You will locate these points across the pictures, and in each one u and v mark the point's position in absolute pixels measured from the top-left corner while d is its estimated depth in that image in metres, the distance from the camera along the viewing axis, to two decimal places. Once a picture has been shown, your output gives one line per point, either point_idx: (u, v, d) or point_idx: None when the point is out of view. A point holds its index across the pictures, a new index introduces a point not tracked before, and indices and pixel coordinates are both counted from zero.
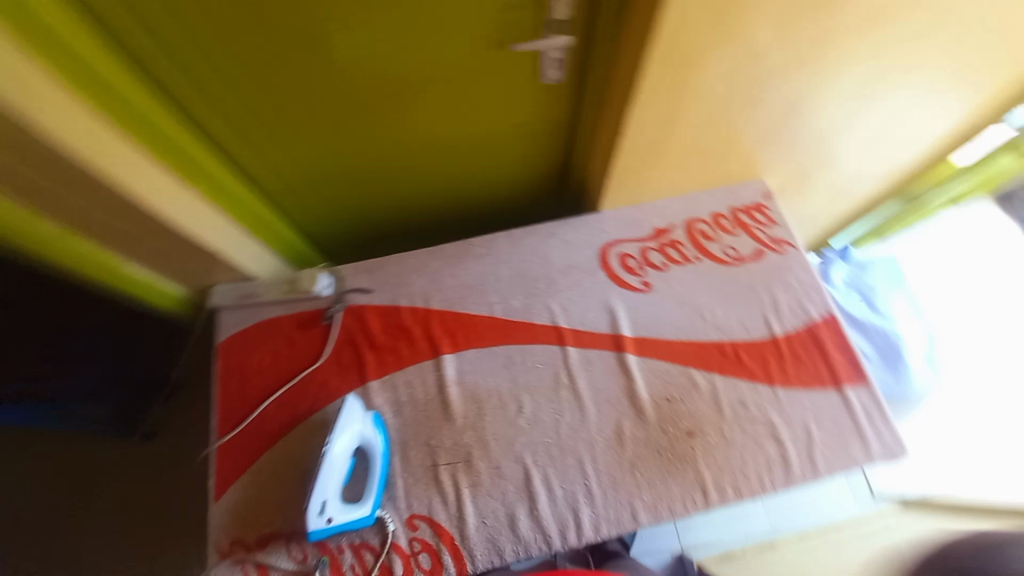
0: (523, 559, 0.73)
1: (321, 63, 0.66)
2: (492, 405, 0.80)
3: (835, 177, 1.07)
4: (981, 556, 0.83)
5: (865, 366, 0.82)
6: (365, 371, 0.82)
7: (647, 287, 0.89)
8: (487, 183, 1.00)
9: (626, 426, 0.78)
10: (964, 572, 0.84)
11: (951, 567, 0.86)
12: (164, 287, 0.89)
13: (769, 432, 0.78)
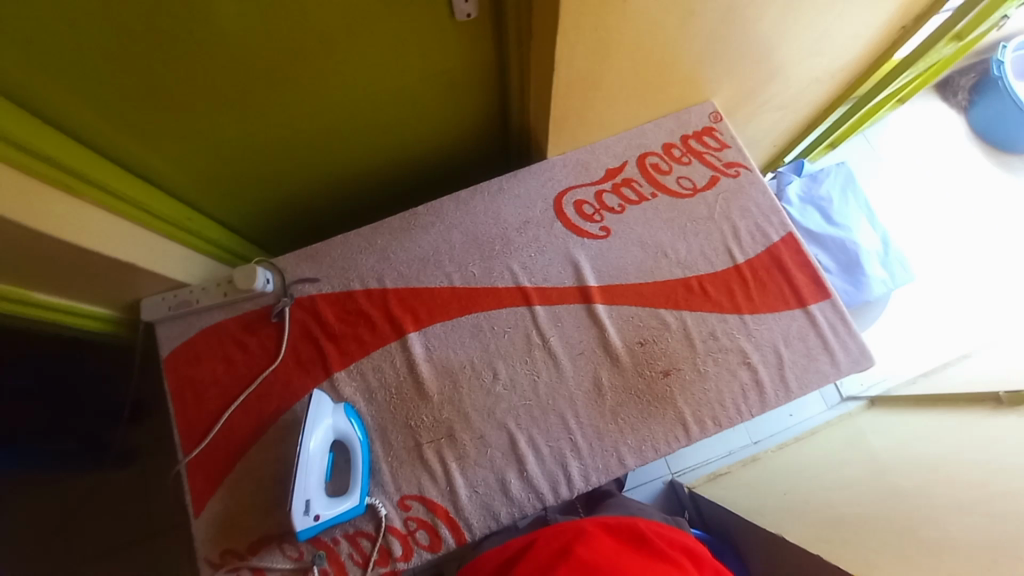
0: (520, 519, 0.74)
1: (188, 21, 0.56)
2: (466, 376, 0.78)
3: (781, 88, 1.04)
4: (944, 444, 0.90)
5: (827, 280, 0.84)
6: (329, 363, 0.78)
7: (607, 233, 0.86)
8: (423, 141, 0.92)
9: (603, 375, 0.78)
10: (925, 456, 0.91)
11: (913, 453, 0.93)
12: (89, 311, 0.80)
13: (741, 359, 0.79)
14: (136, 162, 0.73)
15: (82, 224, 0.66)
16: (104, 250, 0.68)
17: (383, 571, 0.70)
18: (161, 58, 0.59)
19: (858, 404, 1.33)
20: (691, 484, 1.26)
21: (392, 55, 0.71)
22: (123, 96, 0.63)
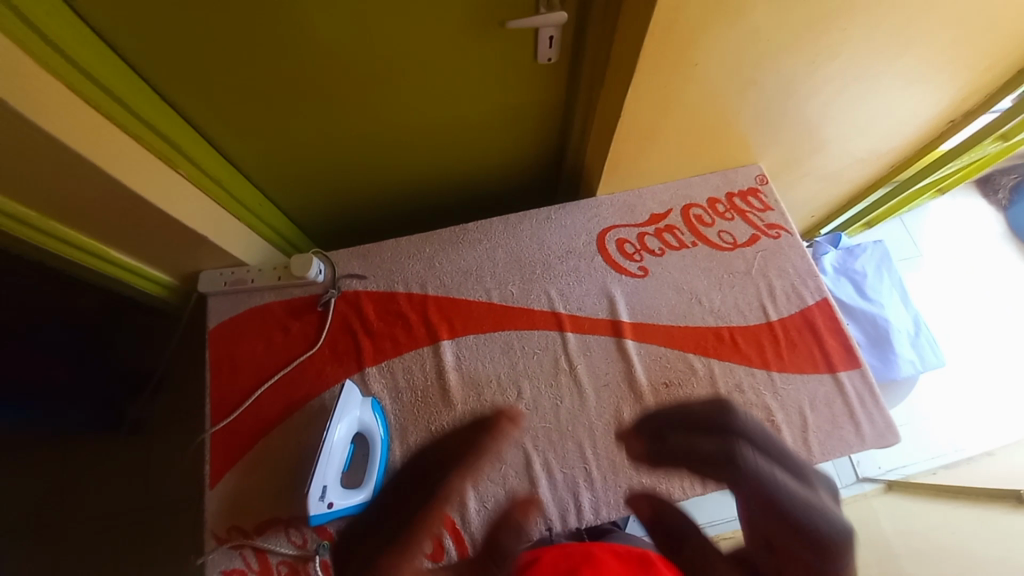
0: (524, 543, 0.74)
1: (303, 32, 0.63)
2: (492, 390, 0.79)
3: (827, 162, 1.08)
4: (968, 541, 0.86)
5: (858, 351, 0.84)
6: (362, 358, 0.81)
7: (644, 273, 0.89)
8: (481, 165, 0.98)
9: (625, 411, 0.79)
10: (947, 551, 0.87)
11: (934, 547, 0.89)
12: (151, 275, 0.86)
13: (765, 416, 0.79)
14: (224, 145, 0.80)
15: (169, 191, 0.72)
16: (181, 217, 0.74)
17: None
18: (272, 58, 0.66)
19: (874, 486, 1.25)
20: None
21: (471, 83, 0.77)
22: (230, 86, 0.70)
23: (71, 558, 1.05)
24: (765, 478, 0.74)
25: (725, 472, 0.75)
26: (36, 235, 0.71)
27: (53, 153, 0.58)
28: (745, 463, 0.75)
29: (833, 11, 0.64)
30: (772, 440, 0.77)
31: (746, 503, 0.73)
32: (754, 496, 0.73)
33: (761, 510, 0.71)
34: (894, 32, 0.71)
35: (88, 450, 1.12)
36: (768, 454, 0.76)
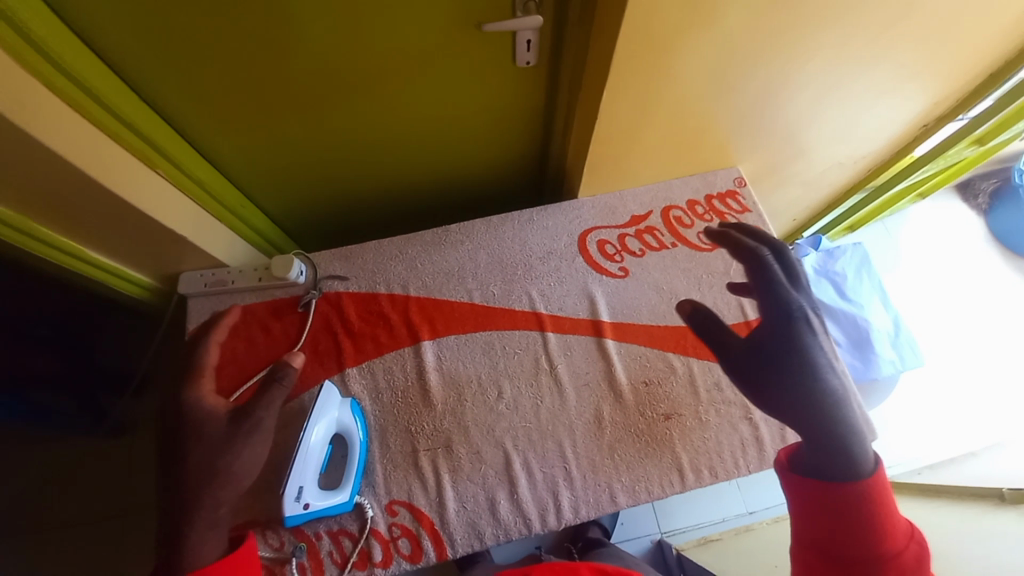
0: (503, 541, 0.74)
1: (282, 35, 0.64)
2: (472, 390, 0.80)
3: (806, 167, 1.10)
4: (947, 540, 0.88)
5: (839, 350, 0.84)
6: (342, 358, 0.81)
7: (625, 274, 0.90)
8: (465, 168, 0.99)
9: (605, 410, 0.79)
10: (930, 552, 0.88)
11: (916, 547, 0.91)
12: (131, 275, 0.86)
13: (743, 414, 0.79)
14: (206, 147, 0.81)
15: (154, 193, 0.73)
16: (164, 219, 0.74)
17: (359, 574, 0.69)
18: (251, 58, 0.67)
19: None
20: (680, 547, 1.33)
21: (451, 86, 0.78)
22: (211, 88, 0.70)
23: (48, 566, 1.03)
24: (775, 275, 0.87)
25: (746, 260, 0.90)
26: (13, 236, 0.71)
27: (29, 153, 0.58)
28: (766, 262, 0.88)
29: (803, 17, 0.66)
30: (800, 272, 0.87)
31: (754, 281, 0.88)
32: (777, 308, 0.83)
33: (778, 300, 0.84)
34: (864, 39, 0.73)
35: (68, 455, 1.10)
36: (792, 273, 0.87)
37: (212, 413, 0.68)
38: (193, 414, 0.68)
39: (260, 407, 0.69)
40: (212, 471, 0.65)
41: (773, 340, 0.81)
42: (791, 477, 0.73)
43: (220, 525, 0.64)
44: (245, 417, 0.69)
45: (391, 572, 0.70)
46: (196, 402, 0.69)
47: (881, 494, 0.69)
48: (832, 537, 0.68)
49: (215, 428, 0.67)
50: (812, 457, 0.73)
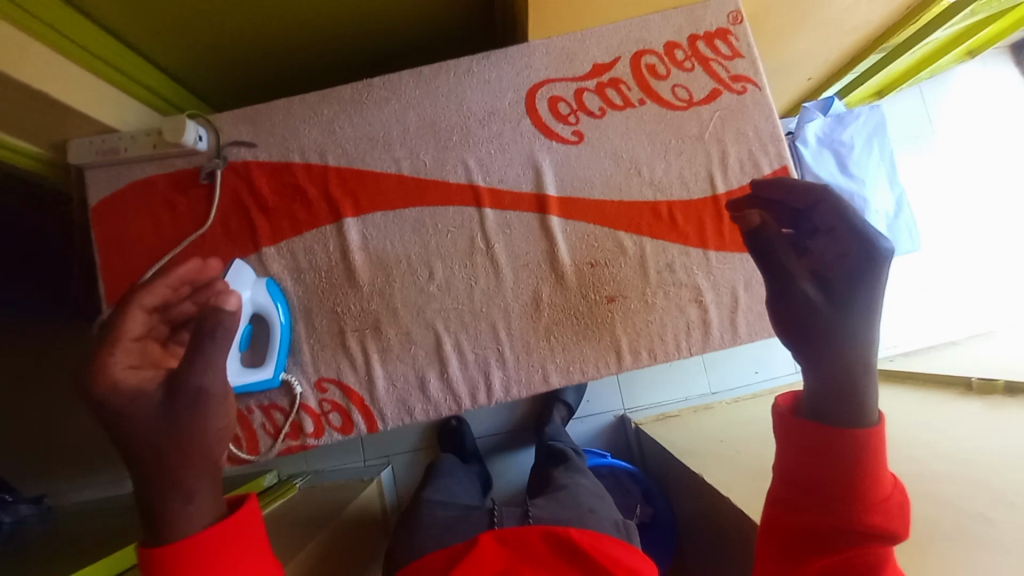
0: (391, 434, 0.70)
1: None
2: (401, 270, 0.74)
3: (826, 2, 0.87)
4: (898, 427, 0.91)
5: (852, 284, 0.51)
6: (257, 237, 0.74)
7: (579, 139, 0.77)
8: (391, 4, 0.79)
9: (544, 291, 0.74)
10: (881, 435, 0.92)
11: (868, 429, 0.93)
12: (19, 146, 0.72)
13: (693, 296, 0.74)
14: None
15: (7, 44, 0.60)
16: (31, 81, 0.62)
17: (293, 443, 0.71)
18: None
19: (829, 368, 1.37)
20: (639, 421, 1.40)
21: None
22: None
23: None
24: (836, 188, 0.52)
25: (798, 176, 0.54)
26: None
27: None
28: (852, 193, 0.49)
29: None
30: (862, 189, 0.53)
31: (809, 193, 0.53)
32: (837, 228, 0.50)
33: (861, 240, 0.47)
34: None
35: None
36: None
37: (139, 391, 0.42)
38: (111, 406, 0.41)
39: (193, 375, 0.43)
40: (180, 456, 0.43)
41: (848, 283, 0.48)
42: (797, 424, 0.53)
43: (200, 497, 0.44)
44: (186, 394, 0.43)
45: (324, 441, 0.72)
46: (109, 392, 0.42)
47: (879, 454, 0.51)
48: (822, 487, 0.51)
49: (151, 416, 0.42)
50: (833, 406, 0.51)
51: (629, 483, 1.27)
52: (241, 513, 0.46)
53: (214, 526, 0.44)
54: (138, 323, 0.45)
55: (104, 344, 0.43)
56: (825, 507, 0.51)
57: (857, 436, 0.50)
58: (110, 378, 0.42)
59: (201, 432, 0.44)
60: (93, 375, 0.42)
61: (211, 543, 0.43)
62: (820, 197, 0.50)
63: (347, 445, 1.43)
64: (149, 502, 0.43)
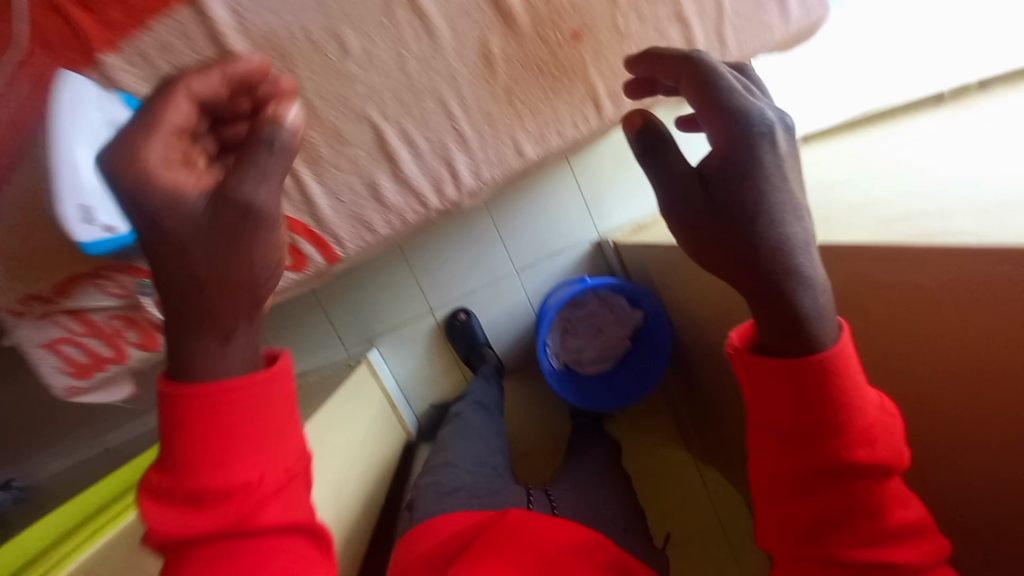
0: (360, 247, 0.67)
1: None
2: (300, 52, 0.52)
3: None
4: (882, 149, 0.86)
5: (764, 159, 0.44)
6: (86, 40, 0.49)
7: None
8: None
9: (495, 44, 0.56)
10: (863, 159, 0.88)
11: (854, 162, 0.88)
12: None
13: (674, 12, 0.61)
14: None
15: None
16: None
17: None
18: None
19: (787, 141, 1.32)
20: (615, 239, 1.34)
21: None
22: None
23: None
24: (726, 79, 0.46)
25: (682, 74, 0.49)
26: None
27: None
28: (710, 67, 0.47)
29: None
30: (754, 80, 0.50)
31: (698, 95, 0.47)
32: (722, 123, 0.46)
33: (727, 117, 0.45)
34: None
35: None
36: (746, 85, 0.49)
37: (179, 200, 0.35)
38: (142, 203, 0.34)
39: (243, 186, 0.35)
40: (218, 278, 0.36)
41: (734, 171, 0.45)
42: (760, 362, 0.49)
43: (235, 342, 0.39)
44: (230, 209, 0.35)
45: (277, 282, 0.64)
46: (140, 179, 0.34)
47: (847, 376, 0.47)
48: (806, 425, 0.48)
49: (186, 225, 0.35)
50: (773, 325, 0.47)
51: (611, 296, 1.28)
52: (272, 369, 0.41)
53: (247, 375, 0.40)
54: (182, 112, 0.36)
55: (142, 122, 0.35)
56: (822, 454, 0.48)
57: (822, 361, 0.46)
58: (145, 171, 0.34)
59: (250, 272, 0.37)
60: (124, 159, 0.33)
61: (241, 397, 0.39)
62: (698, 83, 0.47)
63: (323, 342, 1.31)
64: (180, 334, 0.38)
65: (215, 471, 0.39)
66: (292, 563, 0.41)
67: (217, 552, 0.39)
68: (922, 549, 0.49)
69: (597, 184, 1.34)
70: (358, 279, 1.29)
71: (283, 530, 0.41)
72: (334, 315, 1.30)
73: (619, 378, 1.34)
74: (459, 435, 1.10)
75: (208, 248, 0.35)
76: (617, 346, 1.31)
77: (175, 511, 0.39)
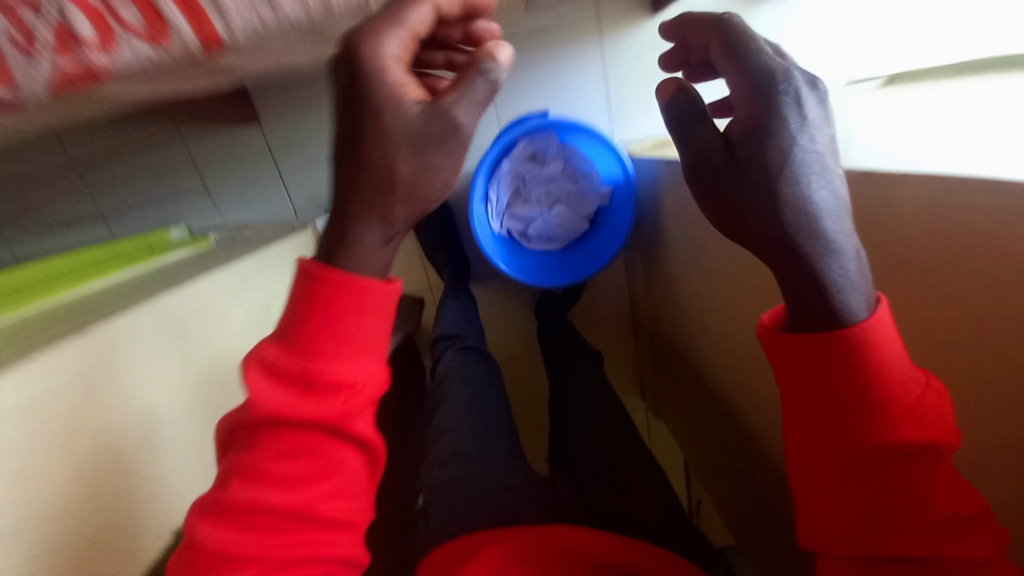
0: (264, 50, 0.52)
1: None
2: None
3: None
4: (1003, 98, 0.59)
5: (794, 119, 0.38)
6: None
7: None
8: None
9: None
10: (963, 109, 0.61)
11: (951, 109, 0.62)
12: None
13: None
14: None
15: None
16: None
17: (69, 64, 0.46)
18: None
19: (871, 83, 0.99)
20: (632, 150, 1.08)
21: None
22: None
23: None
24: (752, 38, 0.41)
25: (711, 28, 0.44)
26: None
27: None
28: (738, 28, 0.42)
29: None
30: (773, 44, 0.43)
31: (725, 54, 0.42)
32: (746, 81, 0.40)
33: (750, 79, 0.39)
34: None
35: None
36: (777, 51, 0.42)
37: (395, 97, 0.40)
38: (367, 88, 0.40)
39: (461, 106, 0.41)
40: (410, 175, 0.42)
41: (757, 132, 0.39)
42: (787, 342, 0.43)
43: (390, 252, 0.46)
44: (444, 118, 0.41)
45: (126, 55, 0.47)
46: (372, 63, 0.40)
47: (885, 348, 0.41)
48: (845, 403, 0.41)
49: (398, 122, 0.41)
50: (803, 308, 0.41)
51: (584, 156, 0.99)
52: (389, 285, 0.46)
53: (371, 280, 0.45)
54: (421, 15, 0.42)
55: (393, 22, 0.41)
56: (865, 430, 0.41)
57: (857, 335, 0.40)
58: (375, 56, 0.40)
59: (433, 173, 0.43)
60: (359, 35, 0.40)
61: (348, 296, 0.45)
62: (725, 37, 0.42)
63: (269, 195, 1.14)
64: (350, 227, 0.43)
65: (320, 358, 0.44)
66: (353, 470, 0.47)
67: (300, 432, 0.44)
68: (982, 542, 0.40)
69: (625, 80, 1.09)
70: (317, 127, 1.08)
71: (358, 443, 0.47)
72: (286, 167, 1.12)
73: (575, 259, 1.07)
74: (469, 408, 0.83)
75: (412, 141, 0.41)
76: (579, 221, 1.04)
77: (283, 383, 0.45)
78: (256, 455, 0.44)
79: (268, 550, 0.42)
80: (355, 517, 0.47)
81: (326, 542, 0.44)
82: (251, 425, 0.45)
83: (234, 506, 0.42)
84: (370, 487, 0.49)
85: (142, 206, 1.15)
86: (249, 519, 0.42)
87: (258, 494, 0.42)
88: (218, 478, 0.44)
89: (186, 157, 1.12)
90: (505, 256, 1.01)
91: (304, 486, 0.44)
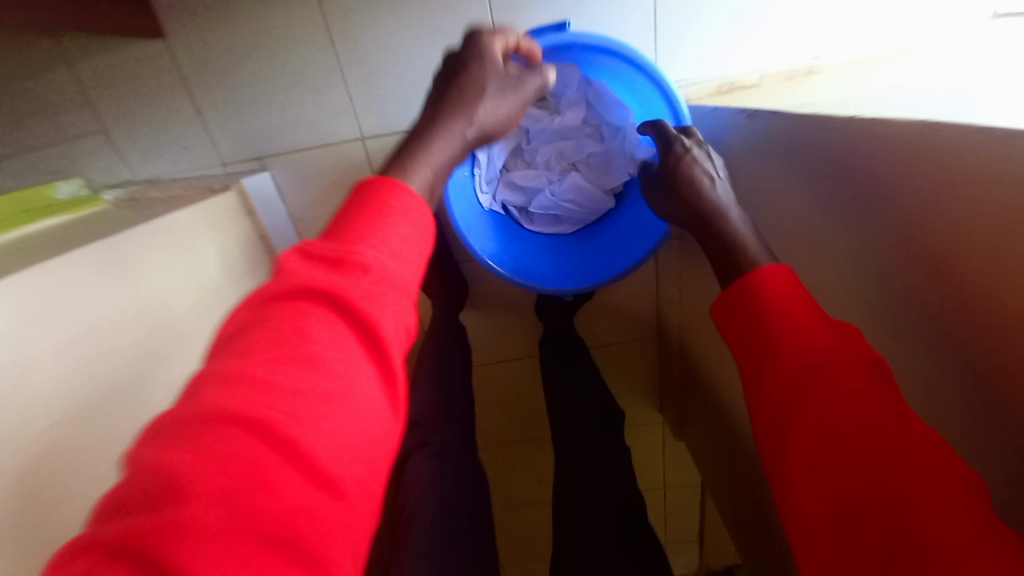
0: None
1: None
2: None
3: None
4: None
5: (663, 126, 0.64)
6: None
7: None
8: None
9: None
10: None
11: None
12: None
13: None
14: None
15: None
16: None
17: None
18: None
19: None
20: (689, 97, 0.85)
21: None
22: None
23: None
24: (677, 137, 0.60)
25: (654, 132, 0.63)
26: None
27: None
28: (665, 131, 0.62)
29: None
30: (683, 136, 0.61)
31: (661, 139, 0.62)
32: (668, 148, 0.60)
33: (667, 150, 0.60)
34: None
35: None
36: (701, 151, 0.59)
37: (484, 59, 0.54)
38: (469, 50, 0.54)
39: (527, 88, 0.57)
40: (474, 125, 0.54)
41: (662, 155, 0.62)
42: (728, 301, 0.48)
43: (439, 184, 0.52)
44: (512, 86, 0.56)
45: None
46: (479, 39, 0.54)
47: (796, 292, 0.44)
48: (761, 340, 0.43)
49: (480, 85, 0.54)
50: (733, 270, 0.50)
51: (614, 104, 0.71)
52: (422, 207, 0.45)
53: (399, 191, 0.45)
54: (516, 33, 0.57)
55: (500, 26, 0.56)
56: (785, 352, 0.41)
57: (766, 276, 0.46)
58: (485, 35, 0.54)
59: (485, 125, 0.55)
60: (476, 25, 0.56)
61: (398, 204, 0.44)
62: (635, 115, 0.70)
63: (185, 140, 0.85)
64: (413, 143, 0.51)
65: (347, 236, 0.40)
66: (365, 396, 0.34)
67: (312, 327, 0.34)
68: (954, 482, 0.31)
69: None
70: (245, 46, 0.78)
71: (371, 349, 0.36)
72: (204, 102, 0.82)
73: (586, 248, 0.77)
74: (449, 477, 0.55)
75: (494, 95, 0.55)
76: (600, 197, 0.77)
77: (315, 267, 0.38)
78: (254, 354, 0.32)
79: (237, 490, 0.27)
80: (350, 476, 0.31)
81: (315, 499, 0.29)
82: (263, 314, 0.35)
83: (209, 413, 0.29)
84: (378, 466, 0.34)
85: (21, 147, 0.87)
86: (219, 433, 0.28)
87: (243, 402, 0.30)
88: (203, 380, 0.32)
89: (74, 81, 0.82)
90: (494, 238, 0.73)
91: (287, 379, 0.32)
